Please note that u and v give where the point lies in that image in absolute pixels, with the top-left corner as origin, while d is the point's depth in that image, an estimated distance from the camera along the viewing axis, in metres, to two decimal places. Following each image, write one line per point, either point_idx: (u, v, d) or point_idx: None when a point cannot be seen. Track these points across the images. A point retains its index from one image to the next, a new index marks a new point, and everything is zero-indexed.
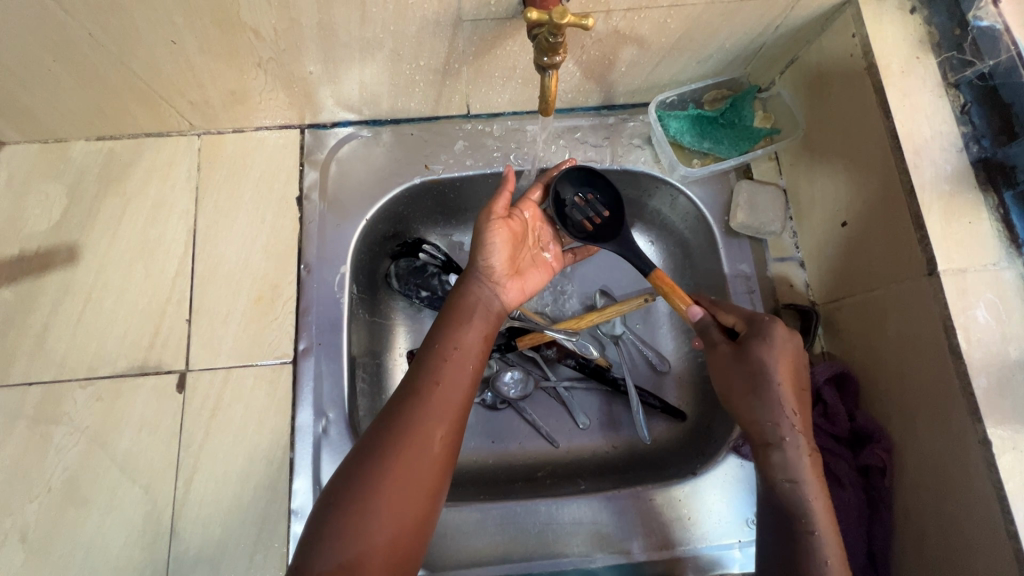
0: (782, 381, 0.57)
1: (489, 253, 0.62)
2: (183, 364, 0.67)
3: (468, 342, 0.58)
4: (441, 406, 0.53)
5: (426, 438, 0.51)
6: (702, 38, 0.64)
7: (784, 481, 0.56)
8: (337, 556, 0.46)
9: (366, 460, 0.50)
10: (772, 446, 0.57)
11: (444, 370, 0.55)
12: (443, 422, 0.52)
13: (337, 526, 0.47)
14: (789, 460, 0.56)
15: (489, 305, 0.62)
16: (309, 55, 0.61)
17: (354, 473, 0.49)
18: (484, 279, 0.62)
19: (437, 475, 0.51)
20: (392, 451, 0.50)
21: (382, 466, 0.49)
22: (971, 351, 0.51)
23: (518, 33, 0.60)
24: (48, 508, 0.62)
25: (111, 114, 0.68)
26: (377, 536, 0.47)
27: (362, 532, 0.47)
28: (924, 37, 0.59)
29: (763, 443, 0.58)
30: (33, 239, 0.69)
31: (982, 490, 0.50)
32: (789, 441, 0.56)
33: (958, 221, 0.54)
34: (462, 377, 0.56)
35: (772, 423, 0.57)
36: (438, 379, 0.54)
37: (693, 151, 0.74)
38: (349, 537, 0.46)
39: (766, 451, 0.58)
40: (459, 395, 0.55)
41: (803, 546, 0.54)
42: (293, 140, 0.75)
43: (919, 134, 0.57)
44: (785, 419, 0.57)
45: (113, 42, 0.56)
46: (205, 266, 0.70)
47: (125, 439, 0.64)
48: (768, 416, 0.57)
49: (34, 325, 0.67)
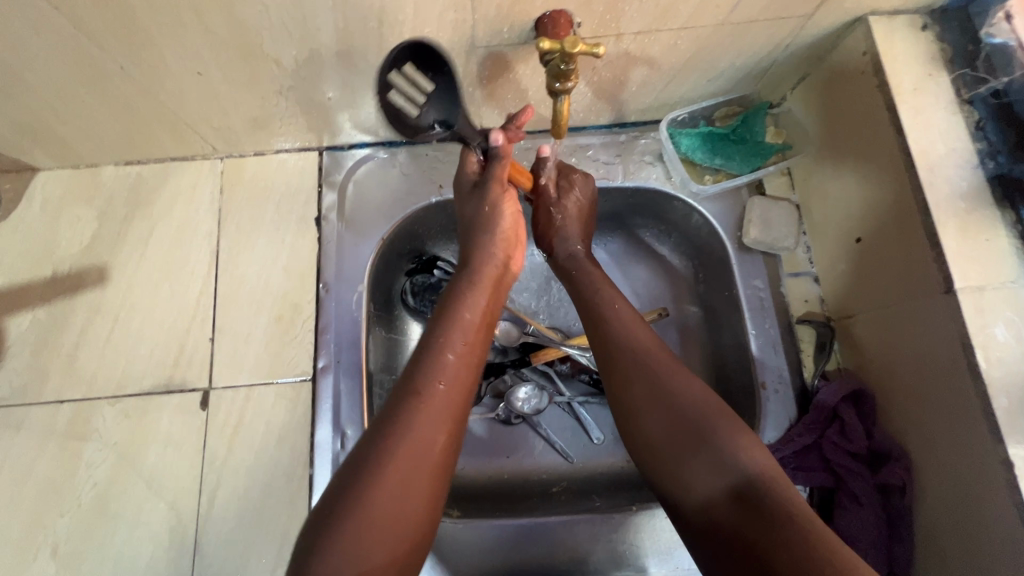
0: (571, 214, 0.71)
1: (500, 223, 0.67)
2: (206, 382, 0.68)
3: (471, 330, 0.59)
4: (442, 408, 0.52)
5: (428, 440, 0.50)
6: (713, 58, 0.65)
7: (617, 337, 0.61)
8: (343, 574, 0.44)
9: (362, 468, 0.48)
10: (591, 301, 0.66)
11: (448, 369, 0.55)
12: (445, 426, 0.52)
13: (335, 542, 0.45)
14: (576, 265, 0.71)
15: (503, 276, 0.66)
16: (328, 83, 0.63)
17: (350, 483, 0.48)
18: (497, 248, 0.66)
19: (435, 480, 0.50)
20: (392, 456, 0.49)
21: (381, 474, 0.48)
22: (991, 370, 0.51)
23: (531, 58, 0.61)
24: (78, 522, 0.64)
25: (139, 140, 0.70)
26: (381, 553, 0.46)
27: (365, 548, 0.45)
28: (936, 54, 0.60)
29: (564, 270, 0.71)
30: (65, 261, 0.72)
31: (1005, 512, 0.49)
32: (581, 268, 0.70)
33: (974, 239, 0.54)
34: (463, 373, 0.56)
35: (594, 289, 0.67)
36: (441, 378, 0.54)
37: (705, 168, 0.75)
38: (353, 554, 0.45)
39: (573, 281, 0.69)
40: (459, 394, 0.54)
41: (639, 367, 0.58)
42: (312, 162, 0.77)
43: (933, 152, 0.57)
44: (574, 242, 0.72)
45: (143, 75, 0.58)
46: (227, 286, 0.72)
47: (152, 455, 0.66)
48: (564, 248, 0.72)
49: (66, 344, 0.70)
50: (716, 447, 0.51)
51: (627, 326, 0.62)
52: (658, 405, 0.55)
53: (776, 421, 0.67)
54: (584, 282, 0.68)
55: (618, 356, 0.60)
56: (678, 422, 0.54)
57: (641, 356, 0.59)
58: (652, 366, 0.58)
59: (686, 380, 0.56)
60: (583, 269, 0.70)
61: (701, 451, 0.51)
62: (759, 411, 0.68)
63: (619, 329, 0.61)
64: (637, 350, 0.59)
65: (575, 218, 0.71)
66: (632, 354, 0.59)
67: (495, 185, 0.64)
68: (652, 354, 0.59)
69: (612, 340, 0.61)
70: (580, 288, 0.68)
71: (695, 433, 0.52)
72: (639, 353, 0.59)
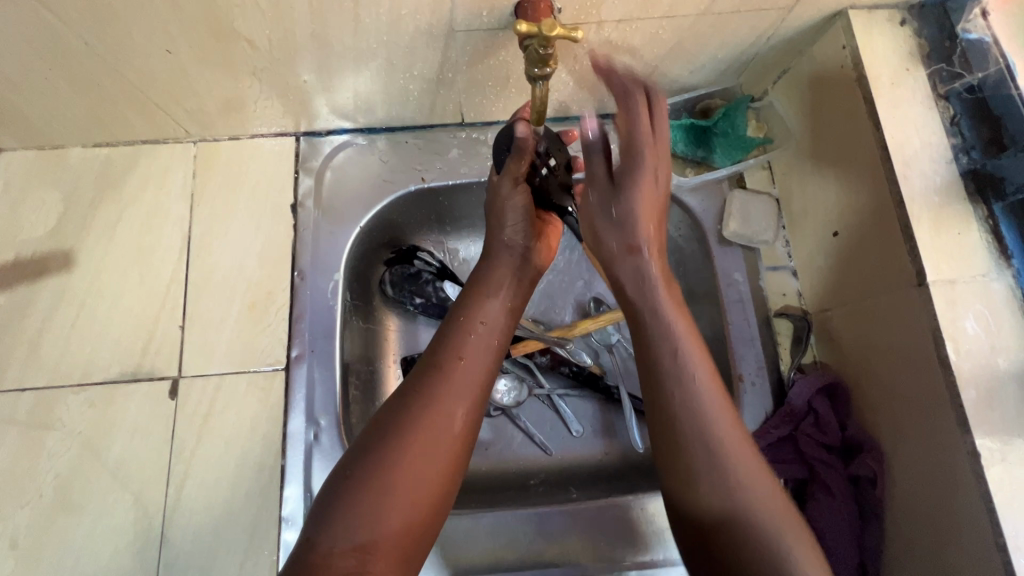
0: (646, 221, 0.58)
1: (518, 219, 0.64)
2: (175, 370, 0.67)
3: (496, 314, 0.59)
4: (464, 382, 0.53)
5: (447, 413, 0.51)
6: (694, 48, 0.65)
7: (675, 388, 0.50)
8: (354, 536, 0.44)
9: (381, 432, 0.49)
10: (666, 377, 0.51)
11: (470, 347, 0.56)
12: (465, 401, 0.52)
13: (350, 502, 0.46)
14: (645, 297, 0.56)
15: (525, 270, 0.65)
16: (303, 65, 0.61)
17: (372, 447, 0.48)
18: (516, 241, 0.64)
19: (455, 451, 0.50)
20: (412, 423, 0.49)
21: (399, 439, 0.48)
22: (960, 362, 0.51)
23: (511, 44, 0.60)
24: (39, 514, 0.62)
25: (108, 121, 0.68)
26: (393, 522, 0.46)
27: (380, 509, 0.46)
28: (914, 48, 0.60)
29: (628, 298, 0.57)
30: (28, 245, 0.70)
31: (971, 500, 0.50)
32: (659, 312, 0.55)
33: (947, 233, 0.54)
34: (484, 354, 0.56)
35: (678, 364, 0.51)
36: (462, 354, 0.55)
37: (686, 159, 0.76)
38: (366, 514, 0.45)
39: (638, 323, 0.56)
40: (481, 373, 0.55)
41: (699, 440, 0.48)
42: (288, 147, 0.75)
43: (909, 146, 0.57)
44: (642, 255, 0.57)
45: (110, 52, 0.56)
46: (199, 273, 0.71)
47: (118, 445, 0.64)
48: (628, 260, 0.58)
49: (29, 331, 0.67)
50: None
51: (701, 406, 0.49)
52: (733, 517, 0.45)
53: (753, 415, 0.67)
54: (661, 345, 0.53)
55: (689, 447, 0.48)
56: (746, 537, 0.45)
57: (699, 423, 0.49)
58: (729, 470, 0.47)
59: (766, 487, 0.47)
60: (657, 310, 0.55)
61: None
62: (736, 404, 0.68)
63: (693, 419, 0.49)
64: (716, 449, 0.48)
65: (646, 219, 0.57)
66: (714, 458, 0.47)
67: (508, 183, 0.63)
68: (741, 456, 0.47)
69: (684, 429, 0.49)
70: (656, 365, 0.52)
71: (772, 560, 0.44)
72: (721, 447, 0.48)
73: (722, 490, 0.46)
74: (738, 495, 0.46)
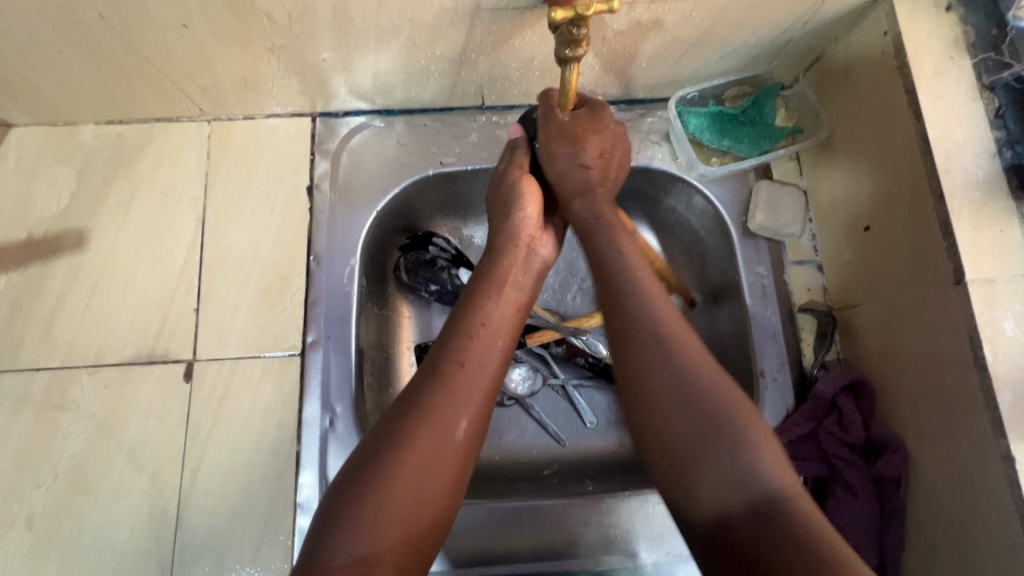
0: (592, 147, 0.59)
1: (524, 203, 0.62)
2: (190, 353, 0.66)
3: (498, 318, 0.56)
4: (466, 388, 0.51)
5: (446, 424, 0.48)
6: (728, 31, 0.62)
7: (632, 295, 0.53)
8: (354, 550, 0.42)
9: (383, 441, 0.47)
10: (613, 277, 0.55)
11: (472, 351, 0.53)
12: (467, 410, 0.50)
13: (351, 514, 0.44)
14: (591, 208, 0.61)
15: (528, 263, 0.62)
16: (323, 42, 0.59)
17: (372, 456, 0.46)
18: (519, 233, 0.62)
19: (457, 461, 0.48)
20: (412, 434, 0.47)
21: (398, 451, 0.46)
22: (997, 363, 0.49)
23: (538, 23, 0.58)
24: (55, 494, 0.61)
25: (122, 98, 0.66)
26: (391, 535, 0.44)
27: (383, 520, 0.44)
28: (959, 36, 0.57)
29: (577, 216, 0.61)
30: (41, 223, 0.69)
31: (1004, 507, 0.49)
32: (600, 218, 0.60)
33: (988, 230, 0.52)
34: (489, 356, 0.54)
35: (624, 266, 0.55)
36: (463, 359, 0.52)
37: (712, 149, 0.73)
38: (366, 529, 0.43)
39: (585, 231, 0.60)
40: (484, 377, 0.52)
41: (656, 344, 0.50)
42: (304, 128, 0.74)
43: (951, 138, 0.55)
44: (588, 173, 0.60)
45: (124, 25, 0.54)
46: (213, 255, 0.69)
47: (133, 427, 0.63)
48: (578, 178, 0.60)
49: (43, 310, 0.66)
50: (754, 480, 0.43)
51: (647, 298, 0.52)
52: (688, 421, 0.46)
53: (773, 409, 0.67)
54: (607, 247, 0.58)
55: (637, 343, 0.50)
56: (698, 425, 0.46)
57: (654, 328, 0.50)
58: (676, 359, 0.48)
59: (722, 394, 0.47)
60: (604, 224, 0.60)
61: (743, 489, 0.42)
62: (756, 399, 0.67)
63: (642, 314, 0.51)
64: (682, 368, 0.48)
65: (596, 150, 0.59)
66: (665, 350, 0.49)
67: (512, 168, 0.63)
68: (698, 367, 0.48)
69: (636, 325, 0.51)
70: (620, 296, 0.53)
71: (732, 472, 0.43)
72: (669, 339, 0.50)
73: (675, 384, 0.47)
74: (687, 384, 0.47)
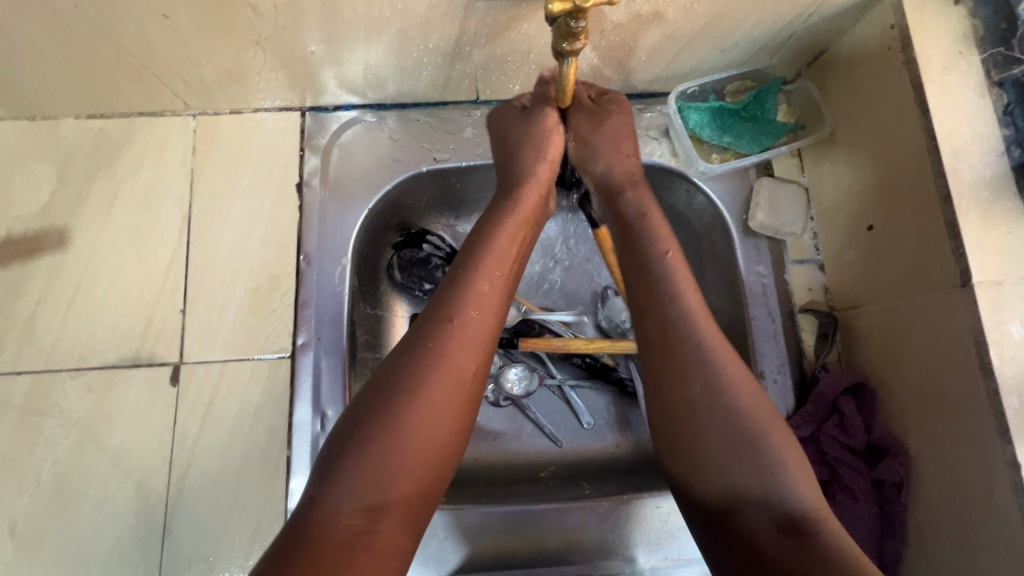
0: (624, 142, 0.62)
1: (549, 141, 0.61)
2: (176, 356, 0.64)
3: (506, 258, 0.54)
4: (474, 331, 0.48)
5: (456, 367, 0.46)
6: (730, 24, 0.60)
7: (677, 304, 0.51)
8: (363, 497, 0.41)
9: (390, 387, 0.45)
10: (655, 278, 0.53)
11: (483, 298, 0.50)
12: (474, 352, 0.48)
13: (360, 463, 0.42)
14: (636, 203, 0.59)
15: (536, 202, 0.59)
16: (311, 34, 0.57)
17: (377, 401, 0.44)
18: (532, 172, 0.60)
19: (466, 404, 0.46)
20: (423, 380, 0.45)
21: (408, 395, 0.44)
22: (1004, 368, 0.48)
23: (534, 15, 0.56)
24: (38, 501, 0.60)
25: (102, 91, 0.64)
26: (402, 482, 0.43)
27: (392, 467, 0.42)
28: (967, 30, 0.55)
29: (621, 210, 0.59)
30: (20, 222, 0.66)
31: (1008, 512, 0.48)
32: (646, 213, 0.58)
33: (995, 230, 0.51)
34: (494, 298, 0.51)
35: (666, 267, 0.53)
36: (471, 302, 0.49)
37: (712, 145, 0.72)
38: (374, 474, 0.42)
39: (626, 226, 0.58)
40: (491, 324, 0.50)
41: (703, 355, 0.48)
42: (293, 123, 0.72)
43: (959, 136, 0.53)
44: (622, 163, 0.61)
45: (101, 16, 0.51)
46: (200, 255, 0.67)
47: (118, 432, 0.62)
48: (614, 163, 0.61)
49: (23, 312, 0.64)
50: (771, 486, 0.44)
51: (692, 307, 0.51)
52: (728, 437, 0.46)
53: None
54: (653, 247, 0.55)
55: (681, 348, 0.49)
56: (733, 443, 0.46)
57: (692, 342, 0.49)
58: (714, 368, 0.48)
59: (759, 416, 0.46)
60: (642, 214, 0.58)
61: (757, 494, 0.44)
62: None
63: (685, 321, 0.50)
64: (713, 373, 0.48)
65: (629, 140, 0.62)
66: (704, 365, 0.48)
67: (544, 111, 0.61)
68: (739, 386, 0.47)
69: (678, 331, 0.50)
70: (660, 303, 0.52)
71: (746, 485, 0.44)
72: (710, 350, 0.49)
73: (713, 394, 0.47)
74: (723, 406, 0.46)
